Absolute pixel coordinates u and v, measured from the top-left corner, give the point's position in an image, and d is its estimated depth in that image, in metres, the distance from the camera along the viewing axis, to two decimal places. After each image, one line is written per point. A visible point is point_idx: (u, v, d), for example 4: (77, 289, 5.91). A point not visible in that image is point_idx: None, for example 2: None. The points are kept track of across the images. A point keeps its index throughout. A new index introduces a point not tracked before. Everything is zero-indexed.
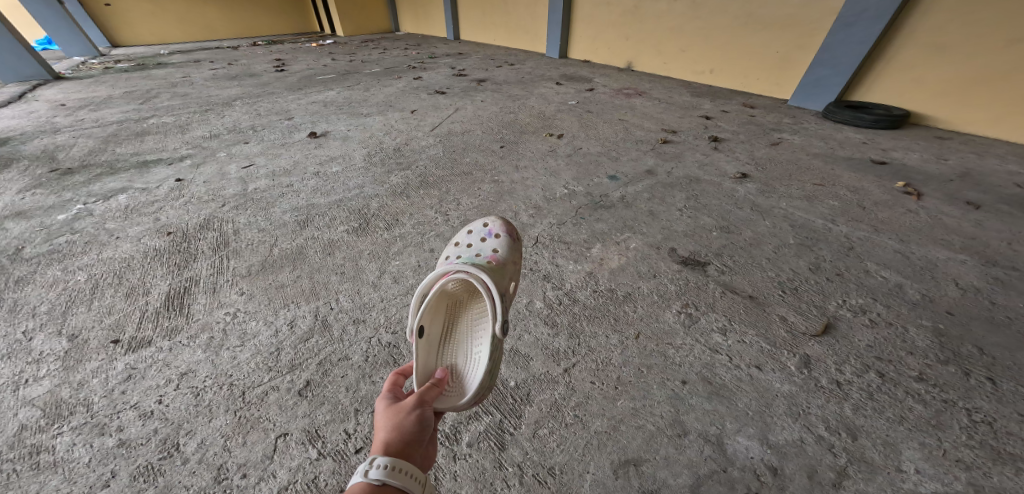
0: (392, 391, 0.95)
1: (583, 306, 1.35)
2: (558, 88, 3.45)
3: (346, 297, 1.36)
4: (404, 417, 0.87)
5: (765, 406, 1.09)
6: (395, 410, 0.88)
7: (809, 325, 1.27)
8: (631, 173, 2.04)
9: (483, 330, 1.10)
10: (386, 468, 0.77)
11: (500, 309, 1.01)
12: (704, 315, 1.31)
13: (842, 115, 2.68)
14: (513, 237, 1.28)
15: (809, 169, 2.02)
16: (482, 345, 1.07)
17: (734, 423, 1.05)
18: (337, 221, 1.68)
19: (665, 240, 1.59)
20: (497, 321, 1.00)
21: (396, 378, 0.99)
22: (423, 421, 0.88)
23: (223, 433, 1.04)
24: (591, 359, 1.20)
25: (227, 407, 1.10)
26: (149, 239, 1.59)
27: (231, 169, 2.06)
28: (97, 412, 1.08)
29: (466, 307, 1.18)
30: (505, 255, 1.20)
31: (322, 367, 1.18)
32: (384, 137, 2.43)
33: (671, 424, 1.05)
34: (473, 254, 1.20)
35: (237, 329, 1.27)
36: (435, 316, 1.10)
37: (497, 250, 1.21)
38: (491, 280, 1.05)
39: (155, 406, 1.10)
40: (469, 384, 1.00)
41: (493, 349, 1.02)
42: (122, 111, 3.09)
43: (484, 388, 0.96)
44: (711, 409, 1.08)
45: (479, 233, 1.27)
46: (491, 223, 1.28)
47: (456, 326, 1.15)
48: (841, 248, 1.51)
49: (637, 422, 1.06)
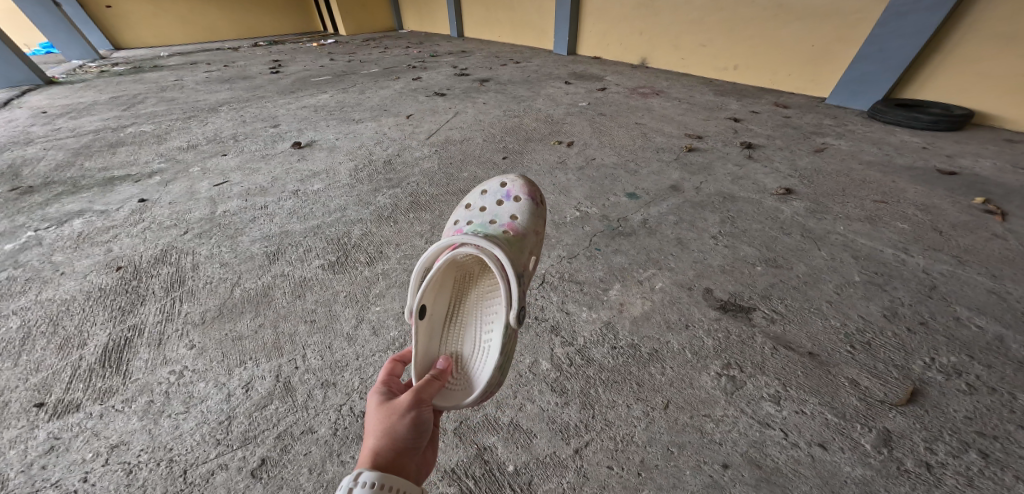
0: (387, 385, 0.84)
1: (600, 368, 1.09)
2: (567, 88, 3.20)
3: (314, 354, 1.12)
4: (397, 421, 0.75)
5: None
6: (387, 411, 0.76)
7: (887, 391, 1.00)
8: (653, 189, 1.79)
9: (493, 314, 0.97)
10: (372, 485, 0.65)
11: (516, 293, 0.86)
12: (751, 377, 1.05)
13: (893, 117, 2.39)
14: (534, 204, 1.11)
15: (865, 183, 1.75)
16: (492, 333, 0.93)
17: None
18: (312, 253, 1.47)
19: (698, 278, 1.34)
20: (512, 308, 0.86)
21: (393, 367, 0.88)
22: (420, 424, 0.77)
23: None
24: (609, 437, 0.95)
25: (165, 489, 0.86)
26: (97, 275, 1.38)
27: (202, 187, 1.87)
28: (11, 492, 0.86)
29: (476, 283, 1.04)
30: (524, 229, 1.03)
31: (281, 442, 0.93)
32: (374, 148, 2.20)
33: None
34: (489, 223, 1.04)
35: (183, 392, 1.04)
36: (440, 295, 0.97)
37: (516, 223, 1.05)
38: (506, 254, 0.89)
39: (79, 486, 0.87)
40: (475, 378, 0.88)
41: (505, 339, 0.88)
42: (103, 118, 2.92)
43: (491, 384, 0.84)
44: None
45: (495, 197, 1.11)
46: (510, 188, 1.11)
47: (465, 307, 1.01)
48: (919, 287, 1.25)
49: None
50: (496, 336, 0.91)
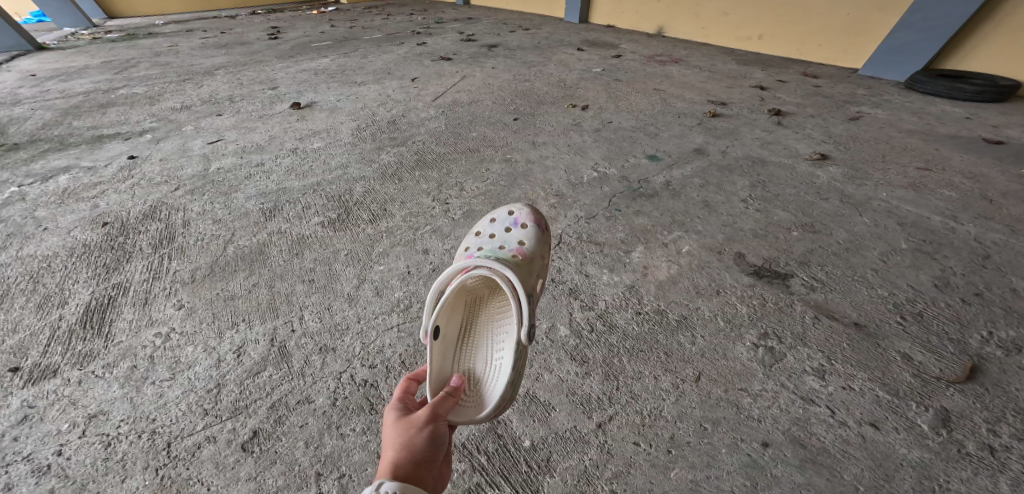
0: (402, 401, 0.72)
1: (623, 335, 1.01)
2: (580, 54, 3.04)
3: (312, 316, 1.03)
4: (414, 434, 0.65)
5: (885, 481, 0.75)
6: (406, 427, 0.66)
7: (943, 368, 0.92)
8: (675, 152, 1.69)
9: (505, 328, 0.85)
10: None
11: (526, 308, 0.76)
12: (792, 349, 0.97)
13: (934, 87, 2.35)
14: (542, 227, 0.99)
15: (909, 151, 1.76)
16: (503, 346, 0.82)
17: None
18: (311, 210, 1.37)
19: (728, 242, 1.27)
20: (522, 325, 0.76)
21: (407, 384, 0.76)
22: (437, 436, 0.67)
23: None
24: (635, 411, 0.86)
25: (146, 463, 0.77)
26: (81, 231, 1.29)
27: (195, 145, 1.76)
28: None
29: (487, 303, 0.92)
30: (533, 249, 0.91)
31: (274, 412, 0.84)
32: (378, 108, 2.08)
33: None
34: (495, 246, 0.92)
35: (169, 356, 0.95)
36: (453, 314, 0.86)
37: (525, 243, 0.92)
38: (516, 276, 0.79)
39: (53, 459, 0.77)
40: (488, 390, 0.77)
41: (515, 350, 0.77)
42: (93, 81, 2.79)
43: (506, 396, 0.73)
44: (805, 484, 0.75)
45: (503, 221, 0.98)
46: (517, 214, 0.97)
47: (478, 325, 0.89)
48: (971, 256, 1.19)
49: None
50: (507, 349, 0.80)
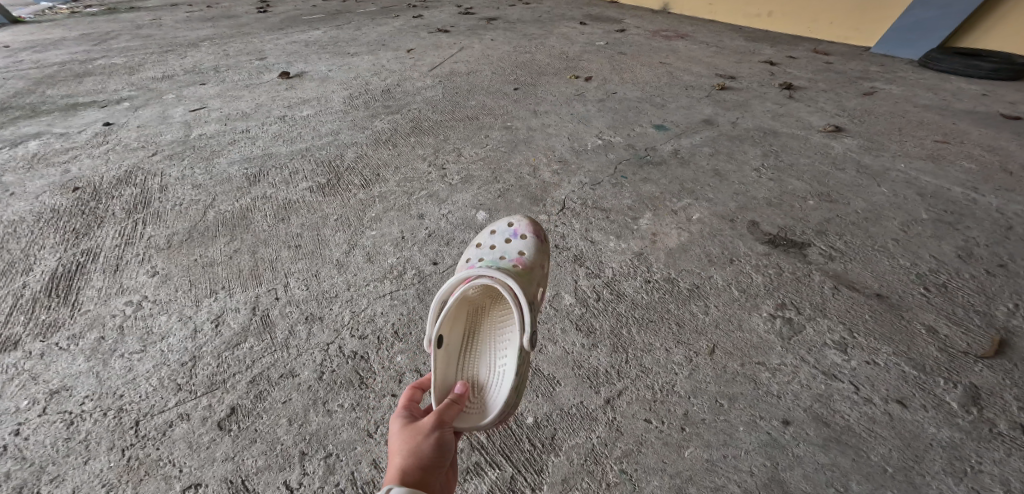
0: (408, 408, 0.63)
1: (631, 304, 0.94)
2: (582, 28, 2.93)
3: (298, 282, 0.96)
4: (421, 440, 0.56)
5: (915, 463, 0.68)
6: (413, 430, 0.58)
7: (971, 342, 0.86)
8: (683, 122, 1.61)
9: (508, 330, 0.77)
10: None
11: (528, 315, 0.69)
12: (811, 321, 0.91)
13: (950, 64, 2.26)
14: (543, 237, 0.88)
15: (925, 124, 1.68)
16: (508, 349, 0.74)
17: (867, 487, 0.65)
18: (299, 175, 1.28)
19: (741, 210, 1.20)
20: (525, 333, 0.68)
21: (412, 392, 0.66)
22: (446, 443, 0.58)
23: (103, 483, 0.64)
24: (646, 385, 0.79)
25: (111, 443, 0.69)
26: (50, 197, 1.20)
27: (176, 112, 1.67)
28: None
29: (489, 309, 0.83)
30: (535, 253, 0.82)
31: (254, 387, 0.77)
32: (371, 78, 1.98)
33: (768, 487, 0.65)
34: (493, 251, 0.83)
35: (141, 327, 0.87)
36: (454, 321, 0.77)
37: (525, 247, 0.83)
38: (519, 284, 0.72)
39: (9, 440, 0.69)
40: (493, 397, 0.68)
41: (521, 354, 0.69)
42: (70, 52, 2.66)
43: (511, 403, 0.65)
44: (829, 464, 0.68)
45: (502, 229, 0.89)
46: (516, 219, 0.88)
47: (478, 331, 0.80)
48: (994, 227, 1.13)
49: (716, 482, 0.66)
50: (513, 351, 0.72)
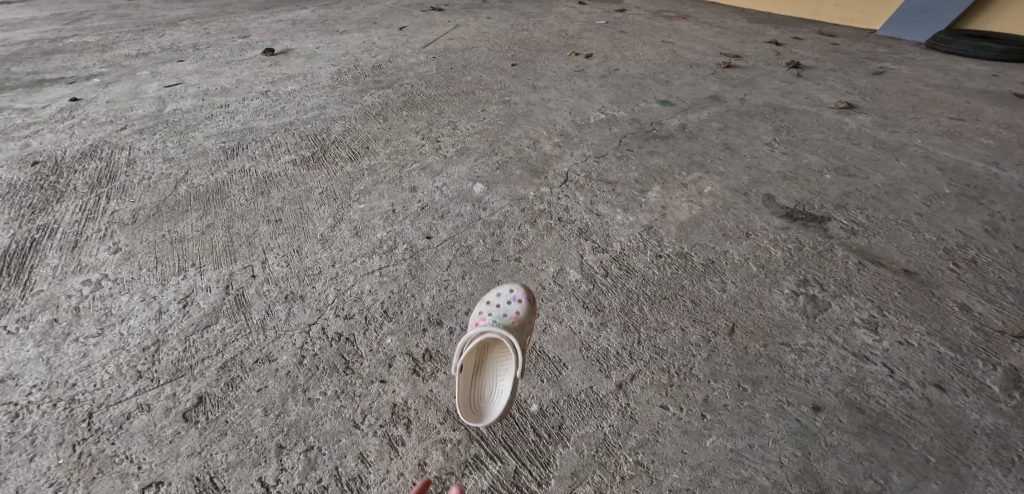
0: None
1: (641, 281, 0.86)
2: (581, 8, 2.83)
3: (277, 258, 0.88)
4: None
5: (961, 452, 0.60)
6: None
7: (1008, 320, 0.79)
8: (689, 98, 1.53)
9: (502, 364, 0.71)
10: None
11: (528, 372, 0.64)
12: (836, 298, 0.83)
13: (958, 46, 2.19)
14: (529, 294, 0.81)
15: (939, 102, 1.61)
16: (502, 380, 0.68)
17: (911, 478, 0.57)
18: (282, 148, 1.19)
19: (755, 184, 1.12)
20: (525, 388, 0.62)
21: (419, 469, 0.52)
22: None
23: (51, 482, 0.54)
24: (661, 368, 0.71)
25: (61, 438, 0.59)
26: (5, 171, 1.10)
27: (150, 88, 1.56)
28: None
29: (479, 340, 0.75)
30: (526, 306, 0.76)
31: (225, 372, 0.68)
32: (361, 54, 1.87)
33: (799, 480, 0.57)
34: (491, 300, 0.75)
35: (100, 307, 0.78)
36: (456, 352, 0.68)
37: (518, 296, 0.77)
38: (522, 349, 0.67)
39: None
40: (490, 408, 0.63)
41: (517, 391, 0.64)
42: (41, 31, 2.53)
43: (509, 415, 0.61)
44: (866, 453, 0.60)
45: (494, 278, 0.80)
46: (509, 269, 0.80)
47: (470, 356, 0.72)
48: (1020, 201, 1.06)
49: (741, 474, 0.58)
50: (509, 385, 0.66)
